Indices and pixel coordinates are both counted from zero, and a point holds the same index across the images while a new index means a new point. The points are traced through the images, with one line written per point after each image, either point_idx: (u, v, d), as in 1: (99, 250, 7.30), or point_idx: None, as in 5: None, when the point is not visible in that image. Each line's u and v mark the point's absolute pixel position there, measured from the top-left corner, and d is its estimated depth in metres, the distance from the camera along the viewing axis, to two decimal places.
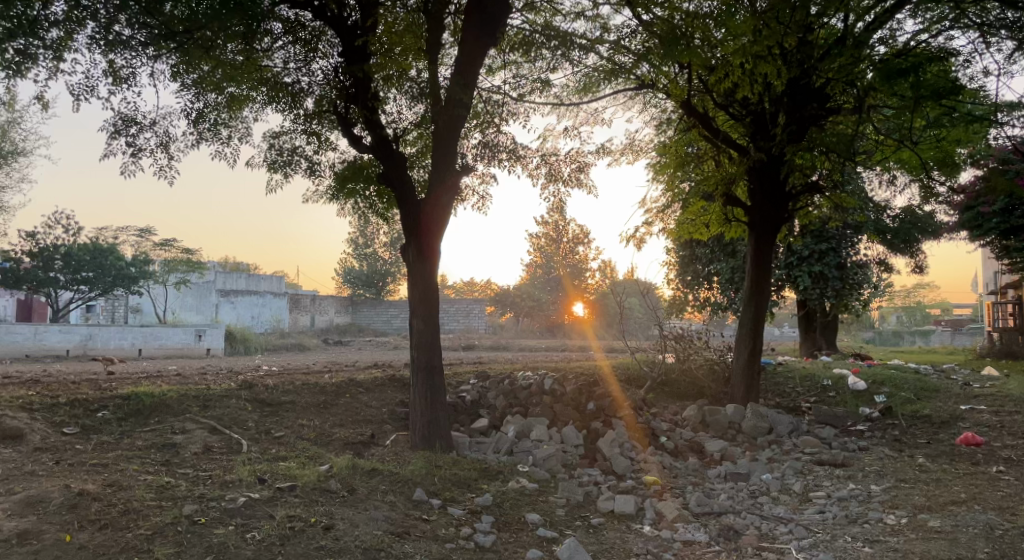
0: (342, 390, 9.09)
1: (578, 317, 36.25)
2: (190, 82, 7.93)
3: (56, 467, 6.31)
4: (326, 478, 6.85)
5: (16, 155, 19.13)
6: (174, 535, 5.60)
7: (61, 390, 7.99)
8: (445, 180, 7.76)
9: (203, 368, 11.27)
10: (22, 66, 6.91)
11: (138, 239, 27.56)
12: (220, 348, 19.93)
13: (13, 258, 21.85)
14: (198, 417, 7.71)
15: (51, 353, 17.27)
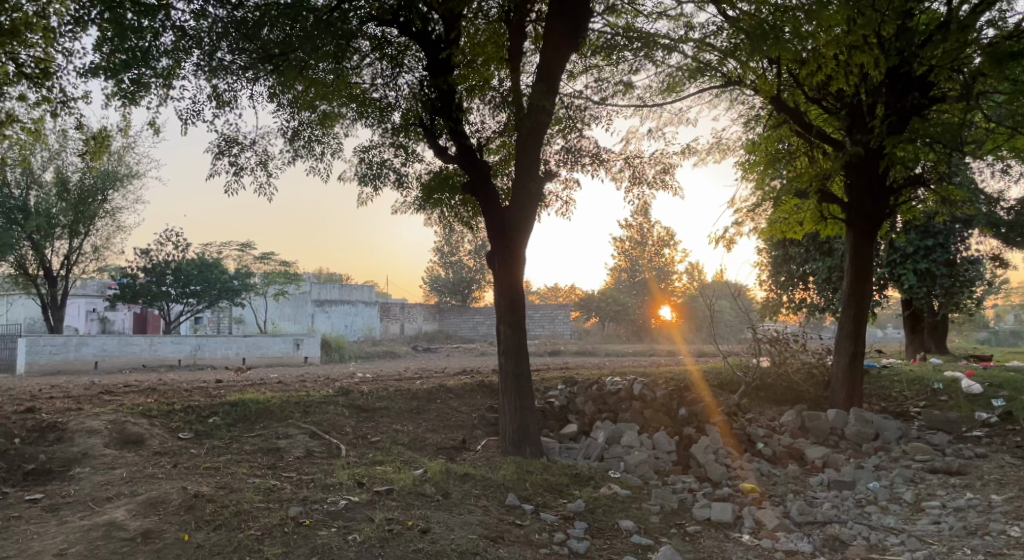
0: (433, 396, 9.26)
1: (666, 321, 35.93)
2: (285, 101, 8.29)
3: (173, 469, 6.72)
4: (420, 482, 7.01)
5: (131, 179, 20.57)
6: (281, 535, 5.88)
7: (176, 397, 8.50)
8: (528, 188, 7.80)
9: (303, 375, 11.74)
10: (136, 95, 7.42)
11: (238, 253, 28.93)
12: (317, 356, 20.72)
13: (129, 274, 23.54)
14: (299, 422, 8.01)
15: (165, 362, 18.35)
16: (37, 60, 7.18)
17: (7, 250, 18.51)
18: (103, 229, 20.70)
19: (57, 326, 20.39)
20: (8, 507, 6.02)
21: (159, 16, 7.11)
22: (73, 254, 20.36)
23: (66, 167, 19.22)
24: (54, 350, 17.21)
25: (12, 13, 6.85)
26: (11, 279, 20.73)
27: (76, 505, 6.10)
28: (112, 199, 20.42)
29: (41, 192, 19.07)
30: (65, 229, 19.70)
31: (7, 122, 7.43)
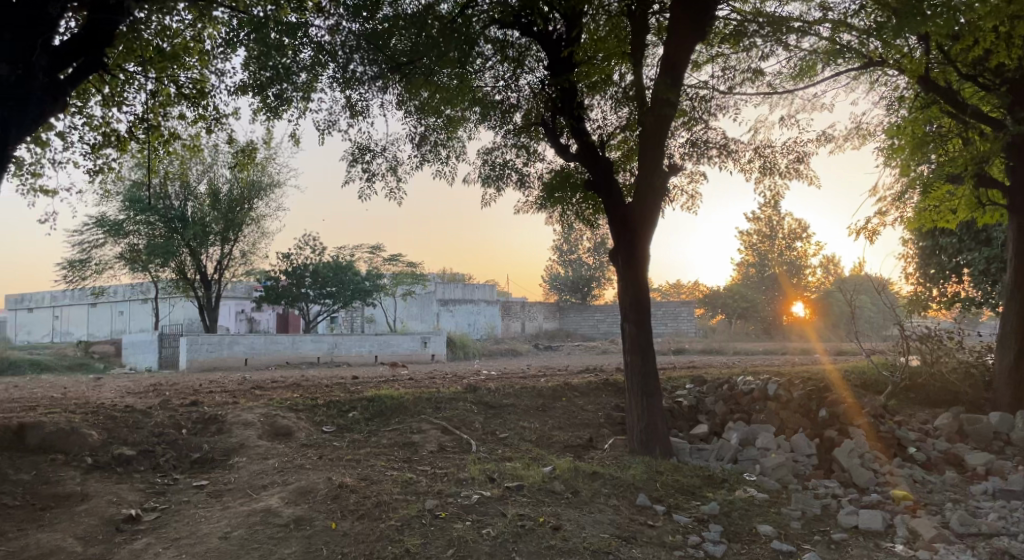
0: (559, 394, 9.30)
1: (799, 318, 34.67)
2: (412, 108, 8.58)
3: (319, 461, 7.13)
4: (550, 479, 7.06)
5: (273, 187, 22.02)
6: (419, 527, 6.11)
7: (319, 393, 8.99)
8: (653, 183, 7.61)
9: (434, 372, 12.12)
10: (279, 108, 7.95)
11: (370, 255, 30.33)
12: (442, 354, 21.92)
13: (273, 276, 25.25)
14: (431, 417, 8.27)
15: (305, 359, 19.51)
16: (194, 81, 7.80)
17: (170, 256, 20.29)
18: (249, 235, 22.27)
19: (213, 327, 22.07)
20: (178, 492, 6.60)
21: (299, 34, 7.61)
22: (224, 259, 22.03)
23: (218, 178, 20.86)
24: (211, 349, 18.28)
25: (174, 39, 7.48)
26: (174, 284, 22.72)
27: (236, 492, 6.61)
28: (257, 208, 21.95)
29: (197, 203, 20.78)
30: (218, 236, 21.37)
31: (169, 139, 8.09)
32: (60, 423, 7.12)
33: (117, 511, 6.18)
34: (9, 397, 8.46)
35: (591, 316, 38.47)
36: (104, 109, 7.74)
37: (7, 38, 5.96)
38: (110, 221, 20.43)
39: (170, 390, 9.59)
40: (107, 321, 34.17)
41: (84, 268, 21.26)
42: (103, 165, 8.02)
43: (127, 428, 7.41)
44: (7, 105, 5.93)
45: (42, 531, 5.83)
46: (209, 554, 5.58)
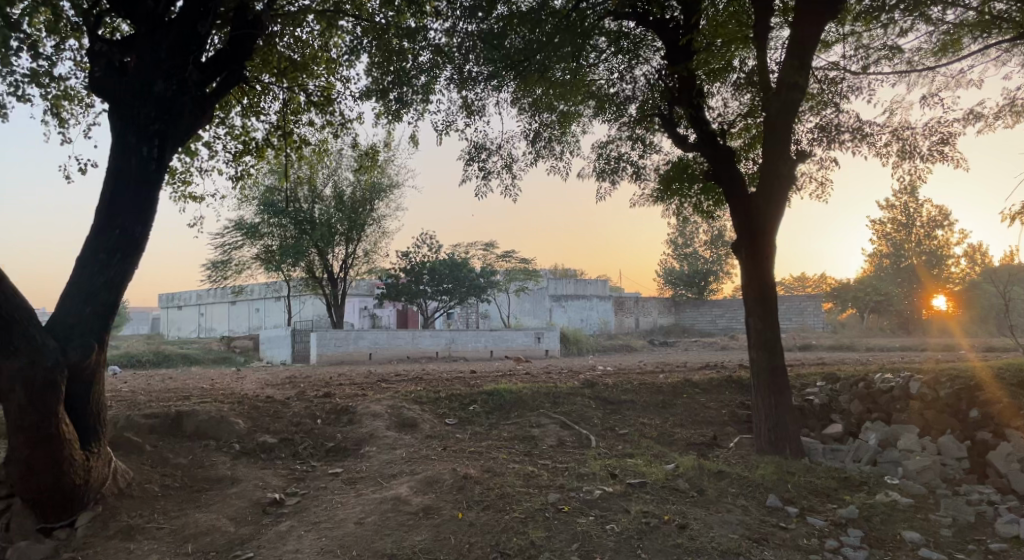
0: (680, 390, 9.11)
1: (940, 311, 32.24)
2: (526, 105, 8.60)
3: (443, 452, 7.32)
4: (674, 477, 6.91)
5: (392, 188, 22.88)
6: (543, 520, 6.16)
7: (440, 386, 9.25)
8: (779, 172, 7.28)
9: (550, 367, 12.17)
10: (400, 112, 8.22)
11: (485, 253, 30.92)
12: (556, 349, 21.77)
13: (394, 274, 26.10)
14: (550, 412, 8.32)
15: (425, 354, 20.15)
16: (322, 89, 8.18)
17: (301, 256, 21.45)
18: (371, 235, 23.25)
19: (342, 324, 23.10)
20: (316, 478, 6.98)
21: (419, 38, 7.84)
22: (349, 258, 23.10)
23: (342, 181, 21.96)
24: (338, 343, 19.18)
25: (304, 50, 7.91)
26: (303, 282, 24.08)
27: (368, 480, 6.91)
28: (378, 208, 22.88)
29: (323, 205, 21.84)
30: (342, 236, 22.42)
31: (301, 145, 8.54)
32: (211, 412, 7.70)
33: (263, 495, 6.62)
34: (164, 388, 9.23)
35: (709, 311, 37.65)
36: (243, 119, 8.26)
37: (162, 56, 6.47)
38: (247, 224, 21.84)
39: (304, 383, 10.15)
40: (246, 317, 36.62)
41: (226, 269, 22.86)
42: (243, 172, 8.57)
43: (269, 417, 7.91)
44: (162, 118, 6.46)
45: (199, 511, 6.36)
46: (346, 539, 5.86)
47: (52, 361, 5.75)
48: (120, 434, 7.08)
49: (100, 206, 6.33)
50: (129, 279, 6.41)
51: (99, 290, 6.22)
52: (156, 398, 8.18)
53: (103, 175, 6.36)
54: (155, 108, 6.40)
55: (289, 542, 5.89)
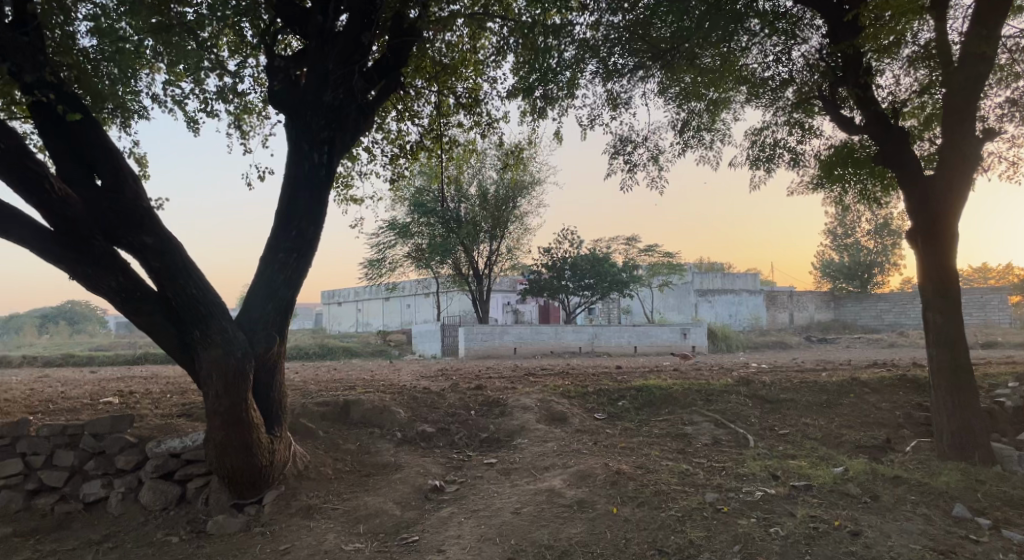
0: (846, 390, 8.58)
1: None
2: (673, 95, 8.39)
3: (595, 447, 7.32)
4: (843, 481, 6.50)
5: (534, 185, 23.11)
6: (702, 519, 6.00)
7: (589, 381, 9.26)
8: (964, 152, 6.72)
9: (700, 363, 11.87)
10: (546, 109, 8.26)
11: (626, 247, 30.66)
12: (703, 346, 21.47)
13: (536, 271, 26.86)
14: (703, 409, 8.10)
15: (568, 349, 20.23)
16: (470, 90, 8.44)
17: (448, 254, 22.29)
18: (514, 232, 23.71)
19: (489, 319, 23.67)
20: (472, 467, 7.21)
21: (563, 34, 7.87)
22: (493, 255, 23.75)
23: (486, 180, 22.52)
24: (485, 337, 19.73)
25: (454, 54, 8.18)
26: (451, 279, 25.12)
27: (522, 471, 7.04)
28: (520, 205, 23.25)
29: (469, 204, 22.46)
30: (487, 233, 23.03)
31: (450, 146, 8.88)
32: (375, 401, 8.17)
33: (424, 481, 6.93)
34: (331, 378, 9.91)
35: (875, 306, 35.40)
36: (399, 123, 8.64)
37: (329, 68, 6.95)
38: (399, 224, 22.95)
39: (456, 375, 10.53)
40: (399, 313, 38.64)
41: (380, 267, 24.10)
42: (398, 173, 9.00)
43: (426, 408, 8.26)
44: (331, 126, 6.93)
45: (368, 494, 6.77)
46: (504, 527, 6.01)
47: (240, 352, 6.35)
48: (297, 420, 7.66)
49: (279, 209, 6.88)
50: (304, 276, 6.94)
51: (279, 287, 6.78)
52: (325, 387, 8.79)
53: (281, 181, 6.93)
54: (324, 117, 6.88)
55: (451, 527, 6.13)
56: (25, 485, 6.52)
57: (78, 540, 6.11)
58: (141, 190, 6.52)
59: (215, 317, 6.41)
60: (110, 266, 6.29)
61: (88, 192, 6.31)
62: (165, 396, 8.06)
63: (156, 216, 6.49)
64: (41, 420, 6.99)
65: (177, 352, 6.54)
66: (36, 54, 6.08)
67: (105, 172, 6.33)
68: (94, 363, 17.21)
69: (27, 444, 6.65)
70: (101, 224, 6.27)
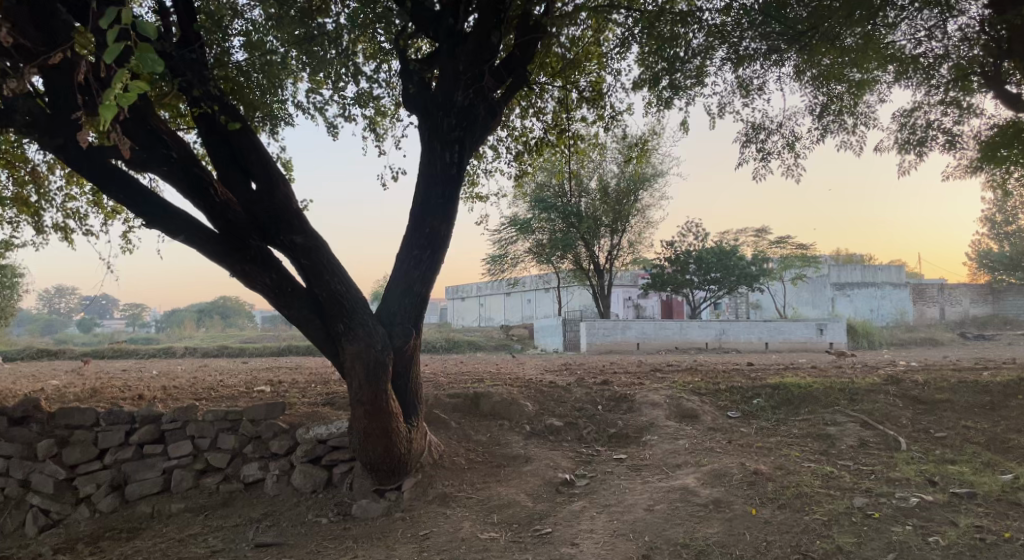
0: (1013, 391, 7.85)
1: None
2: (811, 78, 7.99)
3: (729, 445, 7.11)
4: (1013, 490, 5.95)
5: (657, 178, 22.60)
6: (851, 524, 5.69)
7: (720, 378, 9.00)
8: None
9: (841, 361, 11.26)
10: (672, 98, 8.08)
11: (754, 240, 29.59)
12: (842, 342, 20.68)
13: (659, 265, 26.59)
14: (847, 410, 7.67)
15: (693, 345, 19.89)
16: (593, 83, 8.39)
17: (569, 248, 22.42)
18: (636, 225, 23.38)
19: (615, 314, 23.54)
20: (602, 462, 7.19)
21: (692, 21, 7.65)
22: (615, 250, 23.57)
23: (607, 174, 22.21)
24: (607, 333, 19.57)
25: (577, 48, 8.13)
26: (573, 274, 25.26)
27: (653, 468, 6.94)
28: (642, 198, 22.83)
29: (590, 199, 22.35)
30: (608, 228, 22.88)
31: (574, 141, 8.84)
32: (503, 394, 8.33)
33: (555, 475, 6.99)
34: (459, 371, 10.20)
35: None
36: (523, 120, 8.73)
37: (460, 68, 7.12)
38: (521, 220, 23.28)
39: (581, 370, 10.55)
40: (520, 308, 39.22)
41: (502, 262, 25.03)
42: (522, 170, 9.12)
43: (554, 401, 8.32)
44: (462, 125, 7.10)
45: (500, 485, 6.91)
46: (638, 524, 5.95)
47: (380, 345, 6.65)
48: (431, 410, 7.94)
49: (414, 208, 7.15)
50: (437, 271, 7.15)
51: (415, 283, 7.05)
52: (455, 380, 9.05)
53: (415, 181, 7.19)
54: (455, 117, 7.07)
55: (584, 521, 6.14)
56: (194, 465, 7.04)
57: (240, 517, 6.63)
58: (291, 192, 6.96)
59: (358, 311, 6.75)
60: (265, 263, 6.77)
61: (246, 195, 6.80)
62: (309, 386, 8.58)
63: (304, 216, 6.92)
64: (205, 406, 7.55)
65: (324, 344, 6.96)
66: (202, 70, 6.61)
67: (260, 177, 6.81)
68: (247, 353, 18.63)
69: (195, 427, 7.15)
70: (256, 225, 6.77)
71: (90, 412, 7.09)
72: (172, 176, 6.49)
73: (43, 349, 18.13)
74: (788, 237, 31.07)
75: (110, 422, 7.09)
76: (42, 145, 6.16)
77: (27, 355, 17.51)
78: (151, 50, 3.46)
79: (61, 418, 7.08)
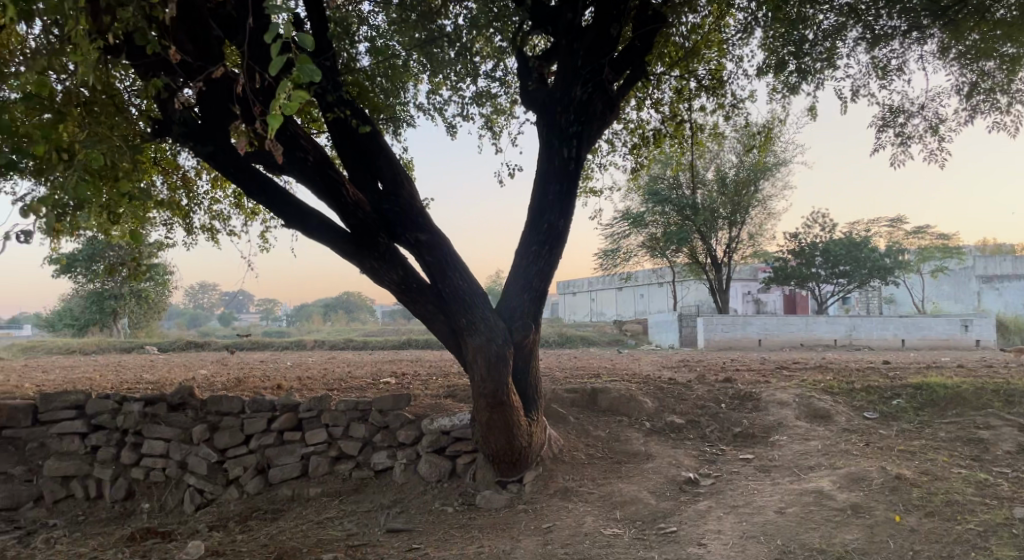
0: None
1: None
2: (960, 55, 7.41)
3: (866, 448, 6.74)
4: None
5: (778, 167, 21.71)
6: (1010, 536, 5.24)
7: (855, 377, 8.57)
8: None
9: (994, 361, 10.42)
10: (799, 83, 7.72)
11: (887, 231, 27.98)
12: (991, 339, 19.13)
13: (781, 259, 25.57)
14: (1002, 413, 7.09)
15: (820, 342, 19.21)
16: (713, 72, 8.15)
17: (683, 243, 22.05)
18: (757, 216, 22.61)
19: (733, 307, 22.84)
20: (728, 462, 6.99)
21: (822, 1, 7.28)
22: (733, 243, 22.84)
23: (725, 164, 21.58)
24: (727, 329, 19.07)
25: (696, 36, 7.93)
26: (687, 268, 24.71)
27: (784, 469, 6.68)
28: (763, 188, 22.01)
29: (706, 190, 21.75)
30: (726, 219, 22.21)
31: (693, 133, 8.62)
32: (621, 390, 8.28)
33: (678, 473, 6.87)
34: (576, 367, 10.23)
35: None
36: (639, 113, 8.61)
37: (579, 63, 7.11)
38: (633, 214, 23.10)
39: (701, 366, 10.33)
40: (632, 302, 38.86)
41: (615, 256, 25.13)
42: (638, 163, 8.98)
43: (674, 398, 8.19)
44: (580, 120, 7.06)
45: (622, 481, 6.86)
46: (769, 526, 5.74)
47: (500, 339, 6.74)
48: (549, 405, 8.01)
49: (532, 204, 7.21)
50: (555, 267, 7.18)
51: (534, 279, 7.10)
52: (572, 375, 9.09)
53: (533, 177, 7.24)
54: (573, 113, 7.05)
55: (711, 522, 5.98)
56: (329, 452, 7.43)
57: (372, 503, 6.94)
58: (415, 192, 7.21)
59: (480, 306, 6.87)
60: (391, 260, 7.02)
61: (374, 194, 7.11)
62: (431, 379, 8.87)
63: (428, 214, 7.14)
64: (337, 396, 7.95)
65: (447, 339, 7.12)
66: (335, 77, 6.96)
67: (386, 176, 7.10)
68: (370, 346, 19.49)
69: (329, 416, 7.53)
70: (383, 223, 7.03)
71: (236, 400, 7.60)
72: (308, 178, 6.86)
73: (191, 340, 19.72)
74: (924, 226, 29.11)
75: (253, 409, 7.56)
76: (195, 152, 6.67)
77: (178, 345, 19.08)
78: (309, 60, 3.74)
79: (211, 405, 7.63)
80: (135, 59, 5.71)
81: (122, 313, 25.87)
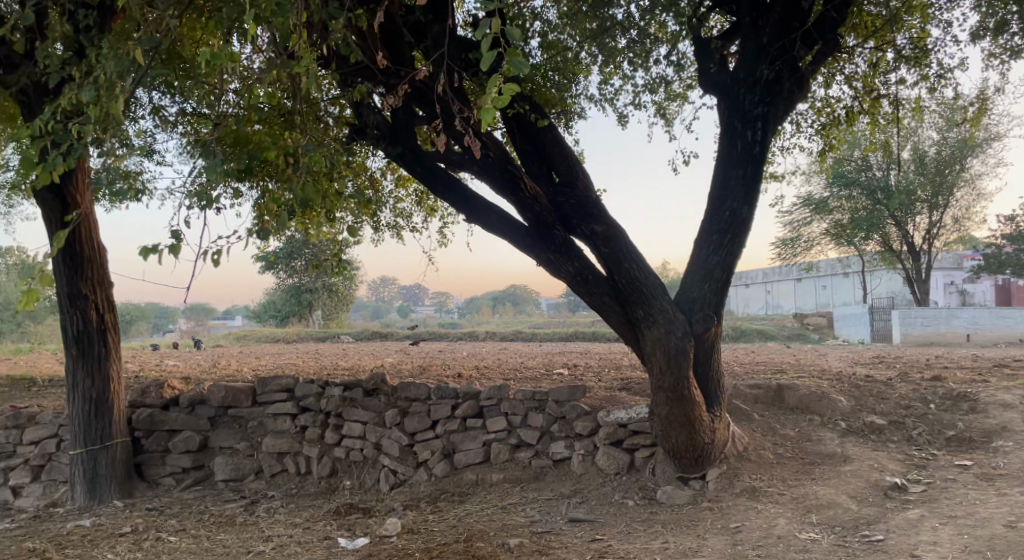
0: None
1: None
2: None
3: None
4: None
5: (990, 142, 19.49)
6: None
7: None
8: None
9: None
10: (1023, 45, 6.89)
11: None
12: None
13: (995, 245, 23.59)
14: None
15: None
16: (915, 39, 7.46)
17: (874, 229, 20.61)
18: (964, 199, 20.46)
19: (924, 299, 20.81)
20: (941, 468, 6.36)
21: None
22: (935, 227, 20.75)
23: (923, 142, 19.77)
24: (928, 322, 17.46)
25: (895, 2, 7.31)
26: (879, 256, 22.90)
27: (1011, 479, 5.96)
28: (971, 166, 19.78)
29: (901, 170, 20.04)
30: (926, 203, 20.26)
31: (891, 109, 7.96)
32: (811, 388, 7.81)
33: (881, 478, 6.33)
34: (757, 361, 9.82)
35: None
36: (827, 90, 8.10)
37: (764, 41, 6.77)
38: (816, 200, 21.94)
39: (902, 363, 9.57)
40: (813, 294, 36.83)
41: (794, 245, 23.98)
42: (827, 145, 8.41)
43: (873, 397, 7.62)
44: (765, 100, 6.73)
45: (816, 484, 6.43)
46: (997, 541, 5.07)
47: (680, 332, 6.56)
48: (731, 401, 7.73)
49: (712, 191, 6.96)
50: (739, 256, 6.88)
51: (715, 269, 6.83)
52: (753, 370, 8.73)
53: (714, 162, 7.00)
54: (758, 93, 6.72)
55: (925, 531, 5.40)
56: (509, 440, 7.62)
57: (552, 492, 7.06)
58: (591, 184, 7.22)
59: (658, 298, 6.71)
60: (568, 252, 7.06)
61: (550, 188, 7.20)
62: (604, 370, 8.87)
63: (603, 205, 7.09)
64: (515, 385, 8.17)
65: (623, 332, 7.04)
66: None
67: (563, 170, 7.17)
68: (539, 338, 19.84)
69: (508, 405, 7.71)
70: (559, 216, 7.10)
71: (423, 387, 8.00)
72: (488, 174, 7.04)
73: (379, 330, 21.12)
74: None
75: (439, 396, 7.92)
76: (386, 154, 7.08)
77: (366, 335, 20.48)
78: (518, 53, 3.73)
79: (401, 391, 8.08)
80: (340, 69, 6.16)
81: (316, 305, 28.29)
